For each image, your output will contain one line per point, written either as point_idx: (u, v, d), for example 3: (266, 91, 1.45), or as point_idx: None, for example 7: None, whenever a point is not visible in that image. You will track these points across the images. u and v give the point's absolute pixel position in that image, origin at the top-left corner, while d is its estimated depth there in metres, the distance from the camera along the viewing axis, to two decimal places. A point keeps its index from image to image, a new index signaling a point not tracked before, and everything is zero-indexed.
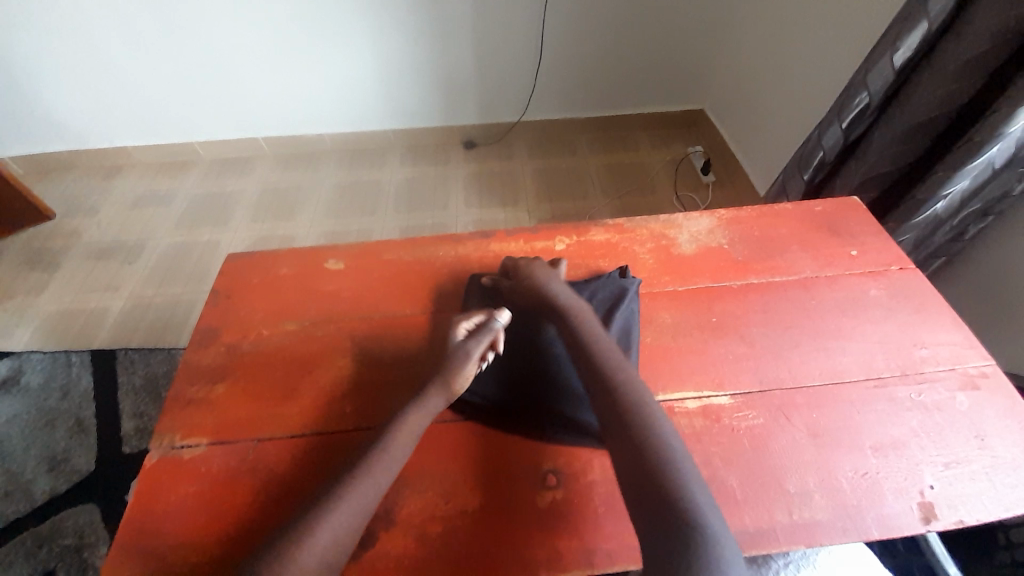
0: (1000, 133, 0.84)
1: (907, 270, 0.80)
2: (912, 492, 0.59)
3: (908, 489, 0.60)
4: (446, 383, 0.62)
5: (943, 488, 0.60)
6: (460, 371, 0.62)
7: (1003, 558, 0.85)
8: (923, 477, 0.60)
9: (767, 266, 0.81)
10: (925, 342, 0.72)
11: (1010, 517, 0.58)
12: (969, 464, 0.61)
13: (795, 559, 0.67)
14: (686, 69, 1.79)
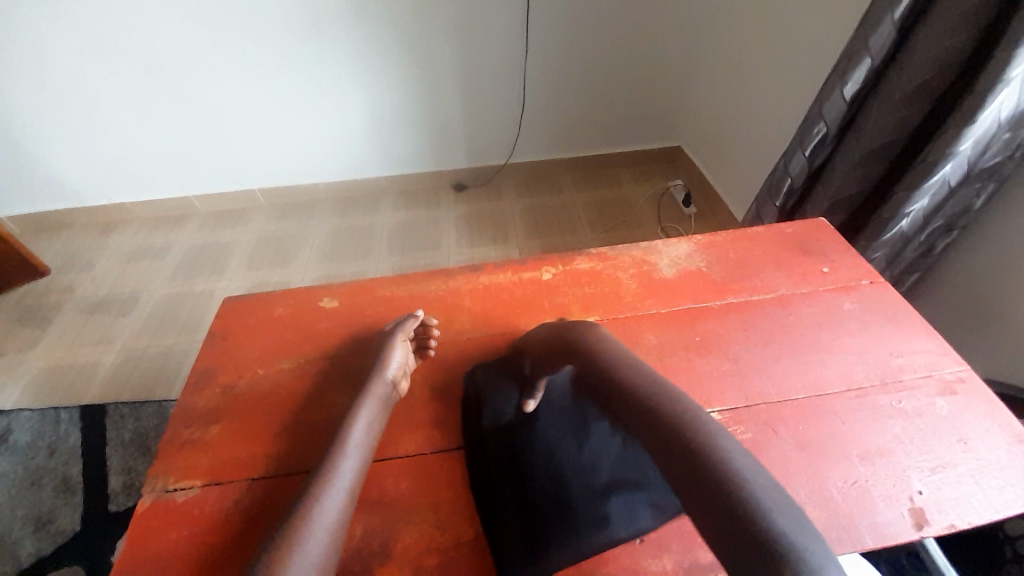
0: (951, 153, 0.91)
1: (877, 284, 0.84)
2: (903, 499, 0.60)
3: (898, 496, 0.60)
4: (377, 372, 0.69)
5: (933, 493, 0.61)
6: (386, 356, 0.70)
7: (1016, 574, 0.83)
8: (912, 483, 0.61)
9: (744, 285, 0.85)
10: (901, 351, 0.74)
11: (1000, 519, 0.59)
12: (959, 475, 0.62)
13: None
14: (659, 109, 1.91)
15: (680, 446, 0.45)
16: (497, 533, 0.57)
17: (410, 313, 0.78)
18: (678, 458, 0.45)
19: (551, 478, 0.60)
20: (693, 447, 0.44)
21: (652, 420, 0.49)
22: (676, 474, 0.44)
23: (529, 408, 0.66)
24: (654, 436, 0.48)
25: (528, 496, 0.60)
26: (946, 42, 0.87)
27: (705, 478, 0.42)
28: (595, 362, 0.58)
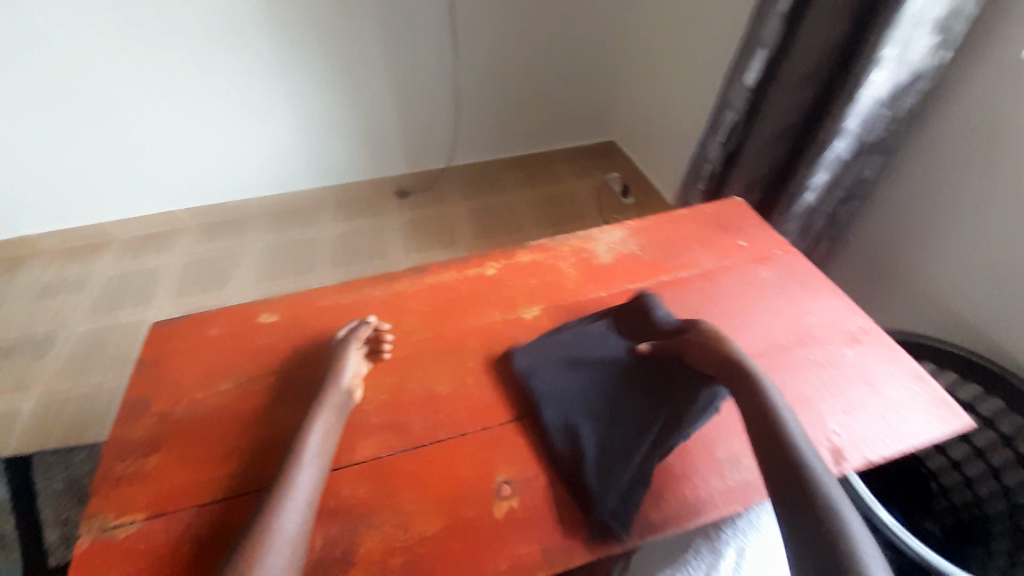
0: (840, 130, 1.02)
1: (789, 253, 0.92)
2: (822, 441, 0.67)
3: (818, 439, 0.68)
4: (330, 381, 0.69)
5: (847, 432, 0.68)
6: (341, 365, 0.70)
7: None
8: (829, 426, 0.69)
9: (675, 264, 0.91)
10: (812, 311, 0.83)
11: (904, 448, 0.67)
12: (868, 413, 0.70)
13: (743, 527, 0.72)
14: (591, 105, 1.98)
15: (789, 463, 0.55)
16: (551, 407, 0.69)
17: (359, 321, 0.77)
18: (800, 497, 0.53)
19: (617, 386, 0.71)
20: (821, 497, 0.52)
21: (776, 439, 0.57)
22: (791, 507, 0.52)
23: (637, 351, 0.74)
24: (765, 444, 0.58)
25: (591, 391, 0.71)
26: (826, 32, 0.97)
27: (806, 496, 0.52)
28: (742, 377, 0.64)
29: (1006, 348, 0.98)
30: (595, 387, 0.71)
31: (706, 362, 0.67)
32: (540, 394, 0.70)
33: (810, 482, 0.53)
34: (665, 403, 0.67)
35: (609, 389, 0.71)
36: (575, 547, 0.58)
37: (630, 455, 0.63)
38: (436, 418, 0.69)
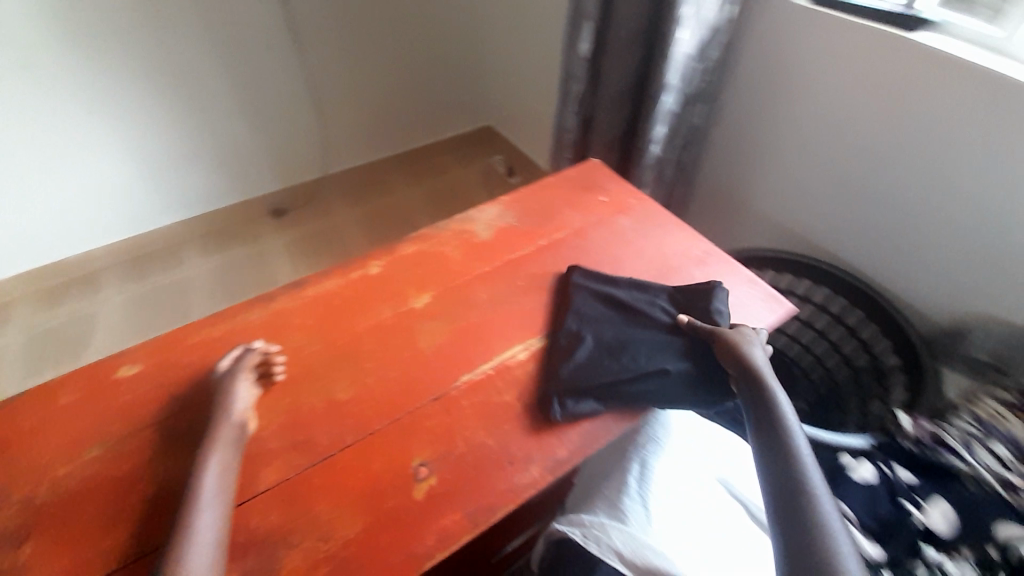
0: (665, 87, 1.16)
1: (643, 200, 1.04)
2: None
3: None
4: (218, 417, 0.65)
5: None
6: (227, 398, 0.67)
7: None
8: None
9: (549, 228, 0.98)
10: (667, 246, 0.95)
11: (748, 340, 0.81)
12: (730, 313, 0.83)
13: (650, 451, 0.78)
14: (456, 93, 2.01)
15: (785, 467, 0.59)
16: (575, 320, 0.80)
17: (241, 348, 0.73)
18: (792, 497, 0.56)
19: (644, 322, 0.80)
20: (812, 500, 0.55)
21: (776, 444, 0.61)
22: (782, 505, 0.56)
23: (680, 321, 0.78)
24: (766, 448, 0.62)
25: (622, 323, 0.80)
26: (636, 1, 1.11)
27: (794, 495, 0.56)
28: (758, 386, 0.67)
29: (822, 245, 1.20)
30: (626, 316, 0.81)
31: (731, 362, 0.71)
32: (575, 306, 0.82)
33: (804, 486, 0.57)
34: (690, 382, 0.72)
35: (633, 311, 0.81)
36: (496, 503, 0.62)
37: (595, 385, 0.72)
38: (343, 424, 0.68)
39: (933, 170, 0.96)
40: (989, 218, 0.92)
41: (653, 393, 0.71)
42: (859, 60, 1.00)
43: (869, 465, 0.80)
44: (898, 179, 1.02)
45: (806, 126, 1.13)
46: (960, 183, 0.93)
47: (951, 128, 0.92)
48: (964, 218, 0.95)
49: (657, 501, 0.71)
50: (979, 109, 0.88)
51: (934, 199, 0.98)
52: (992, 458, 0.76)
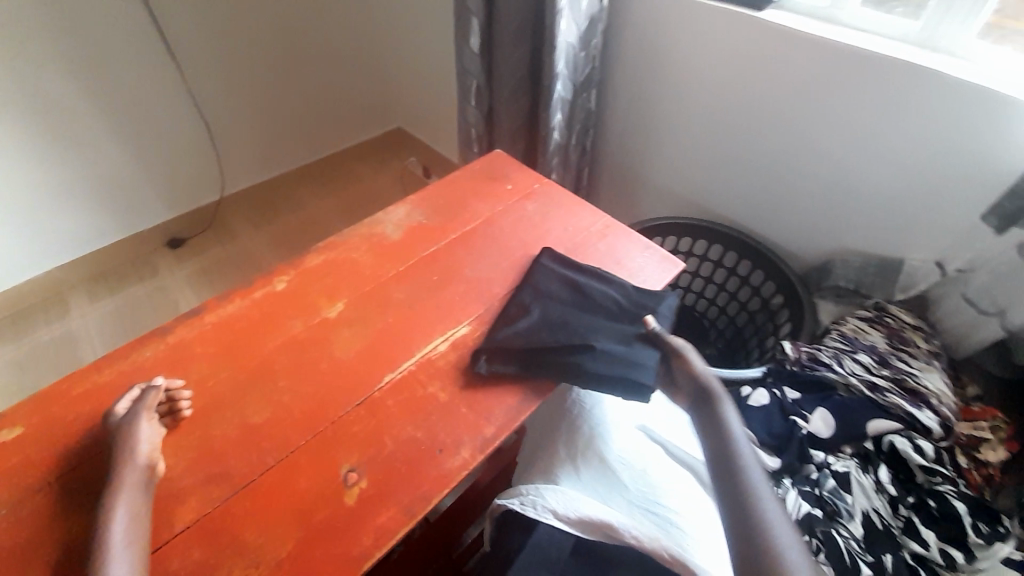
0: (554, 75, 1.22)
1: (545, 183, 1.08)
2: None
3: None
4: (119, 464, 0.61)
5: None
6: (127, 442, 0.63)
7: None
8: None
9: (458, 221, 0.99)
10: (570, 224, 1.00)
11: None
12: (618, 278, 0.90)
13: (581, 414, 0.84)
14: (359, 97, 1.96)
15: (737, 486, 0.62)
16: (530, 296, 0.83)
17: (138, 388, 0.69)
18: (742, 511, 0.59)
19: (594, 305, 0.82)
20: (761, 512, 0.59)
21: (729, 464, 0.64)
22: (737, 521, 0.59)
23: (646, 323, 0.79)
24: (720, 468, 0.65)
25: (579, 305, 0.82)
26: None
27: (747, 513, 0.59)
28: (711, 407, 0.71)
29: (713, 207, 1.31)
30: (580, 297, 0.83)
31: (689, 379, 0.74)
32: (534, 282, 0.86)
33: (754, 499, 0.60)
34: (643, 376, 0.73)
35: (586, 290, 0.84)
36: (429, 492, 0.64)
37: (535, 361, 0.75)
38: (264, 447, 0.67)
39: (788, 128, 1.08)
40: (837, 166, 1.04)
41: (586, 365, 0.73)
42: (715, 37, 1.10)
43: (764, 391, 0.91)
44: (762, 140, 1.13)
45: (683, 101, 1.23)
46: (811, 139, 1.06)
47: (795, 90, 1.03)
48: (818, 169, 1.07)
49: (586, 460, 0.78)
50: (812, 71, 0.99)
51: (793, 155, 1.10)
52: (860, 367, 0.89)
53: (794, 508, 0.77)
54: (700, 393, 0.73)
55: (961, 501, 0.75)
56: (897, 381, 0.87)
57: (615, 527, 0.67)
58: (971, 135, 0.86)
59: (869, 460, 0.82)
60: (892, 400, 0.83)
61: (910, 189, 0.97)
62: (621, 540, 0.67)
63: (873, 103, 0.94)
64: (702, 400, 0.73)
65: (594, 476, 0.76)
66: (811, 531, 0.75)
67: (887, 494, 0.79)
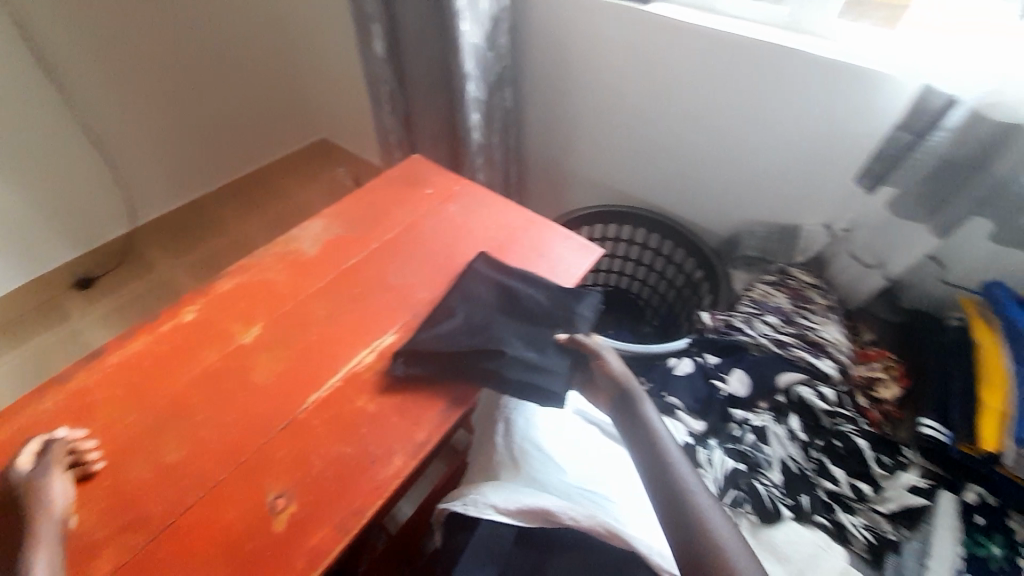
0: (465, 75, 1.23)
1: (465, 184, 1.09)
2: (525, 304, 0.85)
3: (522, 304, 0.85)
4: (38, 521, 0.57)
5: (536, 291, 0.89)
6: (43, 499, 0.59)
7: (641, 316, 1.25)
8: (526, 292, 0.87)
9: (379, 230, 0.98)
10: (491, 221, 1.01)
11: (571, 282, 0.92)
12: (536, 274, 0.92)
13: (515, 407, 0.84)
14: (277, 112, 1.91)
15: (669, 483, 0.62)
16: (457, 299, 0.84)
17: (38, 441, 0.64)
18: (678, 507, 0.60)
19: (518, 309, 0.83)
20: (694, 502, 0.60)
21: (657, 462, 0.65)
22: (674, 518, 0.59)
23: (556, 336, 0.80)
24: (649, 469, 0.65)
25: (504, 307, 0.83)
26: None
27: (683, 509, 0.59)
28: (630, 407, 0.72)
29: (633, 192, 1.37)
30: (506, 300, 0.83)
31: (611, 383, 0.75)
32: (462, 287, 0.86)
33: (686, 492, 0.61)
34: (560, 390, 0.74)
35: (513, 290, 0.85)
36: (362, 505, 0.63)
37: (455, 370, 0.75)
38: (183, 485, 0.64)
39: (688, 112, 1.14)
40: (732, 143, 1.12)
41: (500, 375, 0.74)
42: (611, 30, 1.14)
43: (688, 360, 0.99)
44: (667, 125, 1.19)
45: (593, 93, 1.27)
46: (708, 121, 1.12)
47: (688, 75, 1.09)
48: (719, 148, 1.15)
49: (525, 452, 0.78)
50: (701, 57, 1.05)
51: (696, 137, 1.16)
52: (769, 328, 0.97)
53: (720, 465, 0.83)
54: (621, 395, 0.74)
55: (863, 438, 0.83)
56: (800, 337, 0.95)
57: (555, 512, 0.69)
58: (840, 107, 0.95)
59: (781, 411, 0.89)
60: (796, 354, 0.92)
61: (798, 159, 1.05)
62: (561, 524, 0.69)
63: (756, 83, 1.01)
64: (625, 402, 0.73)
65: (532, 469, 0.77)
66: (736, 484, 0.81)
67: (800, 440, 0.85)
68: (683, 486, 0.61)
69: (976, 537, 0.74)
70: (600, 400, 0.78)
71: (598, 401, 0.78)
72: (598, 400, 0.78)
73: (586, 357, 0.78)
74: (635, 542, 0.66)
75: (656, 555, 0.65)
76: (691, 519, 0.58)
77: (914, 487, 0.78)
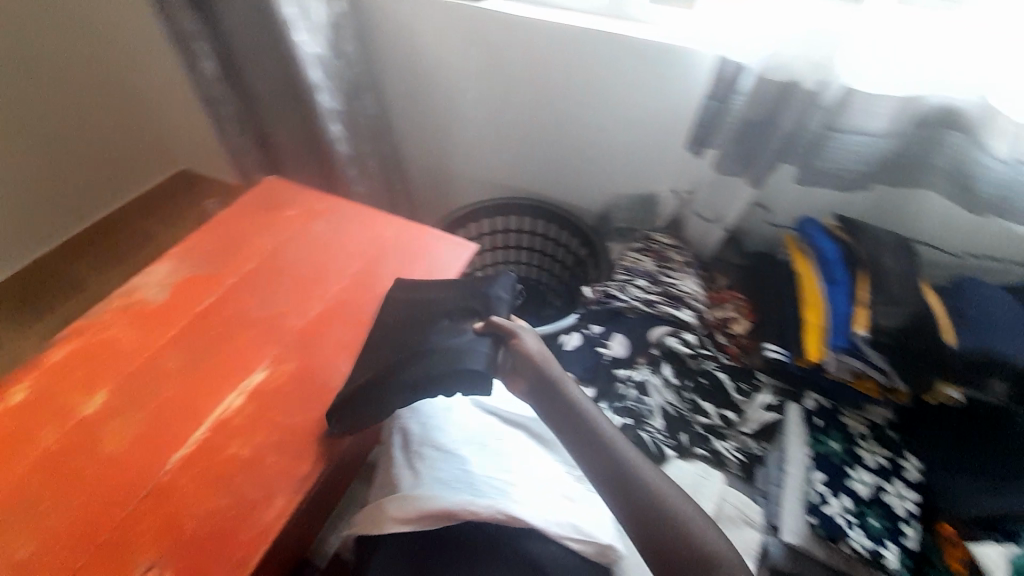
0: (313, 87, 1.17)
1: (327, 197, 1.03)
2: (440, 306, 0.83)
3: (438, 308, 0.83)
4: None
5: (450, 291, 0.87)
6: None
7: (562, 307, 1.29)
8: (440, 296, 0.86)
9: (236, 262, 0.92)
10: (360, 232, 0.97)
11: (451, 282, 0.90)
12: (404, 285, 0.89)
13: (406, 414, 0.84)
14: (119, 147, 1.74)
15: (613, 462, 0.66)
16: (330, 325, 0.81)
17: None
18: (626, 485, 0.64)
19: (400, 322, 0.81)
20: (642, 478, 0.64)
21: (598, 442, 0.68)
22: (622, 496, 0.63)
23: (474, 325, 0.78)
24: (591, 450, 0.67)
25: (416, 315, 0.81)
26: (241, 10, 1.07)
27: (632, 486, 0.64)
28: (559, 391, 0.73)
29: (509, 182, 1.41)
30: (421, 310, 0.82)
31: (534, 369, 0.75)
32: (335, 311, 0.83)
33: (632, 469, 0.65)
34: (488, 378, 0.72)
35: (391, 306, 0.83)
36: (245, 555, 0.60)
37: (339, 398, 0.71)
38: None
39: (541, 101, 1.20)
40: (585, 125, 1.20)
41: (415, 378, 0.71)
42: (455, 28, 1.16)
43: (577, 334, 1.05)
44: (525, 115, 1.25)
45: (450, 91, 1.29)
46: (560, 105, 1.19)
47: (531, 64, 1.15)
48: (574, 130, 1.22)
49: (422, 455, 0.78)
50: (541, 48, 1.11)
51: (552, 124, 1.24)
52: (639, 291, 1.05)
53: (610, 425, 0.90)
54: (544, 381, 0.74)
55: (722, 371, 0.95)
56: (665, 294, 1.05)
57: (453, 508, 0.69)
58: (662, 82, 1.07)
59: (656, 363, 0.97)
60: (662, 309, 1.02)
61: (641, 133, 1.16)
62: (461, 520, 0.69)
63: (592, 65, 1.10)
64: (549, 384, 0.73)
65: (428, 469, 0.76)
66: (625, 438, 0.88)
67: (673, 385, 0.94)
68: (629, 465, 0.65)
69: (819, 436, 0.86)
70: (517, 384, 0.76)
71: (518, 387, 0.76)
72: (518, 386, 0.76)
73: (503, 340, 0.77)
74: (533, 519, 0.69)
75: (552, 526, 0.69)
76: (642, 495, 0.63)
77: (767, 404, 0.91)
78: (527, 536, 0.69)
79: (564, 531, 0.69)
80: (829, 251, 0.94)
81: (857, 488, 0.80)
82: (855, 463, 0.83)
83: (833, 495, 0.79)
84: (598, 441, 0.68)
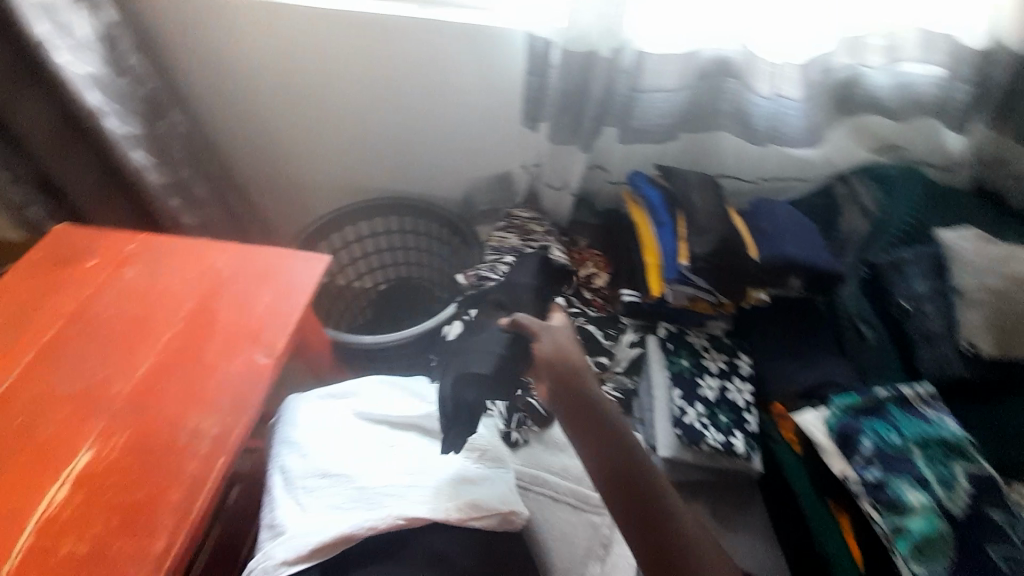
0: (95, 113, 1.00)
1: (141, 237, 0.90)
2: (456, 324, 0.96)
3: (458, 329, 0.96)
4: None
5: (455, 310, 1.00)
6: None
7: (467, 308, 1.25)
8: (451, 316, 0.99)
9: (34, 336, 0.77)
10: (190, 268, 0.86)
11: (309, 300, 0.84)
12: (250, 315, 0.80)
13: (281, 452, 0.79)
14: None
15: (637, 479, 0.65)
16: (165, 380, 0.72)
17: None
18: (645, 509, 0.63)
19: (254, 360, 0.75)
20: (663, 501, 0.63)
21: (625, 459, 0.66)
22: (636, 520, 0.62)
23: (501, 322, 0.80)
24: (615, 464, 0.66)
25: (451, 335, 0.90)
26: None
27: (649, 508, 0.63)
28: (588, 401, 0.71)
29: (365, 184, 1.36)
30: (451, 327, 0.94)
31: (561, 364, 0.74)
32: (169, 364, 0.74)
33: (654, 488, 0.64)
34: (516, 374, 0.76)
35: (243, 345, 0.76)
36: None
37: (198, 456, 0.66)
38: None
39: (374, 96, 1.18)
40: (423, 113, 1.20)
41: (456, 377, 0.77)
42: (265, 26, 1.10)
43: (459, 322, 1.07)
44: (363, 113, 1.22)
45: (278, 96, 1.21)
46: (393, 96, 1.18)
47: (354, 55, 1.12)
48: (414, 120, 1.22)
49: (304, 485, 0.73)
50: (364, 44, 1.11)
51: (392, 119, 1.22)
52: (509, 267, 1.10)
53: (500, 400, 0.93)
54: (571, 388, 0.72)
55: (591, 323, 1.02)
56: None
57: (342, 528, 0.66)
58: (486, 63, 1.10)
59: None
60: None
61: (480, 115, 1.19)
62: (359, 539, 0.66)
63: (415, 52, 1.10)
64: (574, 381, 0.72)
65: (314, 498, 0.72)
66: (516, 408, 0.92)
67: None
68: (652, 486, 0.64)
69: (671, 358, 0.95)
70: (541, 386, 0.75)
71: (539, 377, 0.75)
72: (540, 377, 0.75)
73: (525, 341, 0.77)
74: (433, 513, 0.68)
75: (455, 514, 0.68)
76: (661, 519, 0.62)
77: (632, 343, 1.00)
78: (424, 532, 0.67)
79: (466, 514, 0.69)
80: (654, 198, 1.04)
81: (705, 393, 0.90)
82: (701, 373, 0.93)
83: (689, 405, 0.88)
84: (624, 457, 0.66)
